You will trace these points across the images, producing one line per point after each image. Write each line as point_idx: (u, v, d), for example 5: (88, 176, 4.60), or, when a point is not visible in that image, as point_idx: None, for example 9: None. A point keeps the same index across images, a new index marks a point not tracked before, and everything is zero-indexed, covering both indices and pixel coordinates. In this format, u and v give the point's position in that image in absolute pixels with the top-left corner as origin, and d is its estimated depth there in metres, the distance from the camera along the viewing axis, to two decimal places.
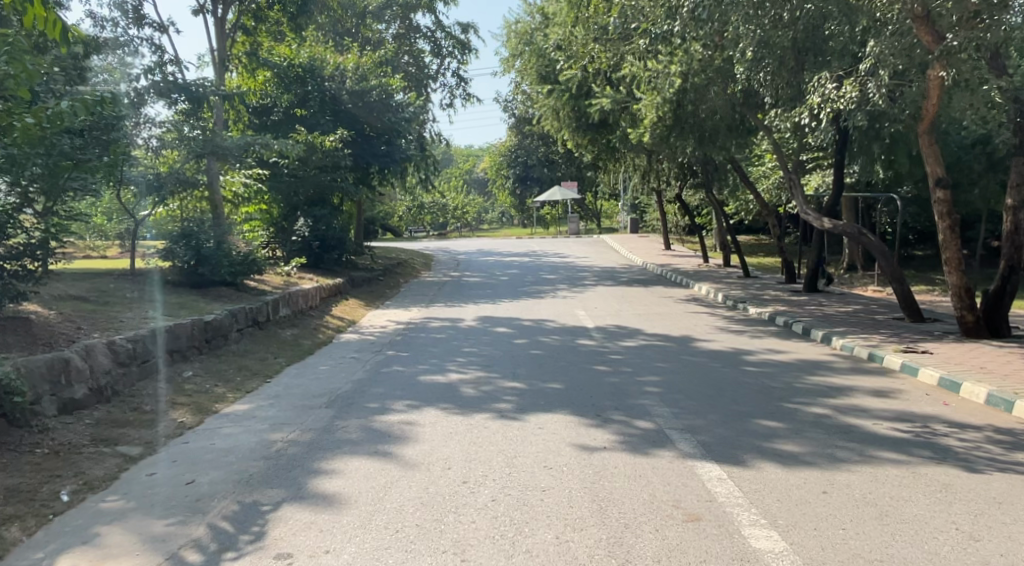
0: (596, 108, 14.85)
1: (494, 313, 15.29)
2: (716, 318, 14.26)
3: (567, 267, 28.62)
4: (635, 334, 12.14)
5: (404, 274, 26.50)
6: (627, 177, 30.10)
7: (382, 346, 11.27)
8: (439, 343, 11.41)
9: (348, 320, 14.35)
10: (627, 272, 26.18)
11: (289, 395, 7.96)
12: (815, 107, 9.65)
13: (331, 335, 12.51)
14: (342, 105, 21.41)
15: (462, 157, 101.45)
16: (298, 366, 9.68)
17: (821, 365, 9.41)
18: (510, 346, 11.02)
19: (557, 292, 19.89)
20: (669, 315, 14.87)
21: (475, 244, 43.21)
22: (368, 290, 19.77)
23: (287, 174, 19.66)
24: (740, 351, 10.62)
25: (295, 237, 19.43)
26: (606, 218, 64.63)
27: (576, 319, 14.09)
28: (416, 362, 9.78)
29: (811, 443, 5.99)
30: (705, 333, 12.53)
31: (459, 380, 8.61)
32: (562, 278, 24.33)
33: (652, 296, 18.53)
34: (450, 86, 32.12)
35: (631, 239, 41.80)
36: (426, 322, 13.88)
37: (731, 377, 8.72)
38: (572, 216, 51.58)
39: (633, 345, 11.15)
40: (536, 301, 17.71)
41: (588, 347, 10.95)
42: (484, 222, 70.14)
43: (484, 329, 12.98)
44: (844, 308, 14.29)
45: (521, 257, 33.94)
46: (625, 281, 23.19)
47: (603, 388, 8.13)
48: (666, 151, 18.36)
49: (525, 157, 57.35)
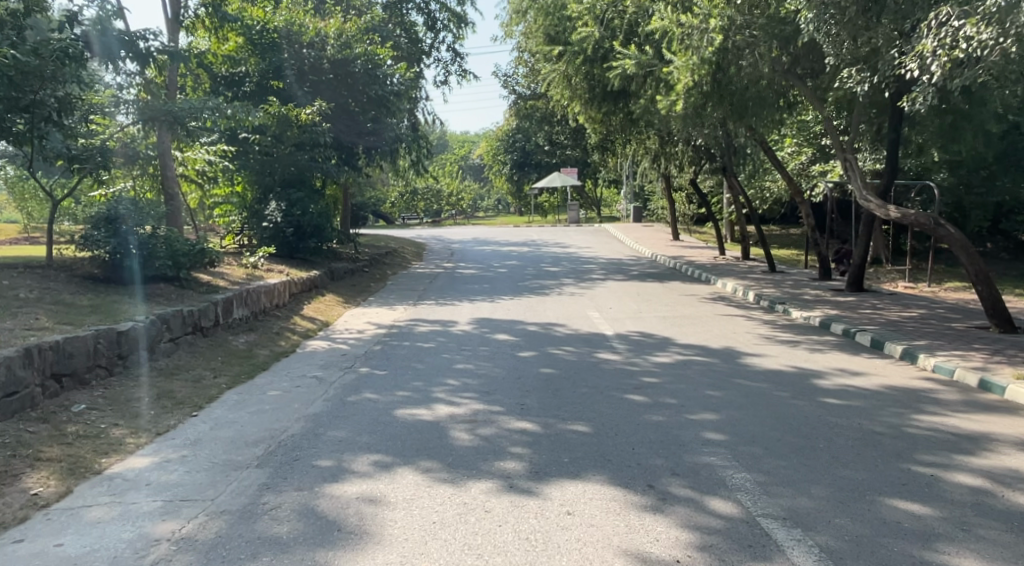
0: (616, 72, 12.61)
1: (492, 314, 13.09)
2: (755, 324, 12.07)
3: (571, 258, 26.46)
4: (667, 346, 9.92)
5: (392, 265, 24.26)
6: (637, 160, 27.91)
7: (355, 359, 9.05)
8: (427, 357, 9.19)
9: (320, 322, 12.10)
10: (636, 264, 24.05)
11: (213, 441, 5.72)
12: (921, 58, 7.46)
13: (296, 343, 10.27)
14: (324, 76, 19.13)
15: (457, 143, 99.10)
16: (242, 390, 7.42)
17: (921, 396, 7.24)
18: (515, 362, 8.82)
19: (562, 288, 17.70)
20: (698, 318, 12.68)
21: (470, 232, 41.06)
22: (349, 285, 17.52)
23: (258, 152, 17.36)
24: (805, 372, 8.44)
25: (266, 224, 17.11)
26: (607, 206, 62.50)
27: (589, 323, 11.89)
28: (396, 386, 7.55)
29: (1001, 553, 3.82)
30: (749, 343, 10.34)
31: (451, 417, 6.41)
32: (565, 271, 22.13)
33: (671, 293, 16.33)
34: (445, 61, 29.86)
35: (636, 228, 39.66)
36: (413, 326, 11.67)
37: (814, 416, 6.53)
38: (572, 203, 49.40)
39: (669, 361, 8.94)
40: (540, 299, 15.50)
41: (612, 364, 8.75)
42: (479, 210, 67.88)
43: (482, 336, 10.76)
44: (906, 314, 12.11)
45: (520, 247, 31.78)
46: (637, 275, 21.02)
47: (647, 434, 5.95)
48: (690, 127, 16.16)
49: (523, 142, 55.10)
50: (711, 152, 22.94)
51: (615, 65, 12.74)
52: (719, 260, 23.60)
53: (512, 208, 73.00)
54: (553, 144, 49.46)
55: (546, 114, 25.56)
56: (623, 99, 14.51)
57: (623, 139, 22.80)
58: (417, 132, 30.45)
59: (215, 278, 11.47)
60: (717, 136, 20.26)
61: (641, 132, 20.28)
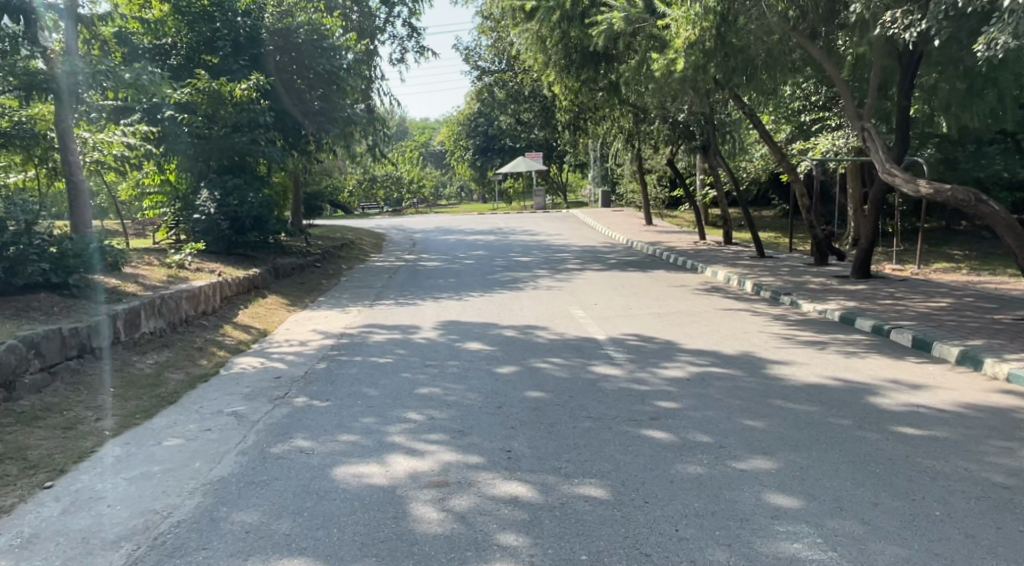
0: (600, 29, 10.89)
1: (460, 315, 11.30)
2: (765, 320, 10.45)
3: (541, 246, 24.79)
4: (673, 354, 8.21)
5: (347, 259, 22.31)
6: (608, 141, 26.28)
7: (291, 384, 7.19)
8: (382, 377, 7.38)
9: (255, 332, 10.21)
10: (611, 252, 22.42)
11: (62, 533, 3.87)
12: None
13: (220, 361, 8.37)
14: (263, 48, 17.18)
15: (417, 130, 96.71)
16: (131, 435, 5.54)
17: (1019, 423, 5.67)
18: (492, 383, 7.05)
19: (536, 280, 15.96)
20: (698, 315, 11.03)
21: (433, 221, 39.20)
22: (295, 283, 15.67)
23: (189, 134, 15.32)
24: (852, 384, 6.82)
25: (197, 216, 14.98)
26: (571, 191, 60.96)
27: (575, 324, 10.15)
28: (339, 425, 5.75)
29: None
30: (768, 346, 8.70)
31: (412, 476, 4.63)
32: (537, 261, 20.40)
33: (658, 284, 14.67)
34: (400, 37, 27.91)
35: (604, 213, 38.16)
36: (367, 334, 9.84)
37: (901, 458, 4.89)
38: (537, 189, 47.68)
39: (682, 374, 7.24)
40: (513, 296, 13.74)
41: (614, 381, 7.02)
42: (441, 199, 65.93)
43: (449, 347, 8.95)
44: (934, 305, 10.61)
45: (486, 235, 30.01)
46: (614, 263, 19.38)
47: (691, 501, 4.23)
48: (673, 96, 14.56)
49: (486, 126, 53.25)
50: (691, 130, 21.40)
51: (599, 20, 11.01)
52: (700, 245, 22.06)
53: (476, 195, 71.13)
54: (516, 128, 47.67)
55: (511, 93, 23.84)
56: (610, 60, 12.75)
57: (596, 113, 21.15)
58: (372, 114, 28.46)
59: (125, 282, 9.51)
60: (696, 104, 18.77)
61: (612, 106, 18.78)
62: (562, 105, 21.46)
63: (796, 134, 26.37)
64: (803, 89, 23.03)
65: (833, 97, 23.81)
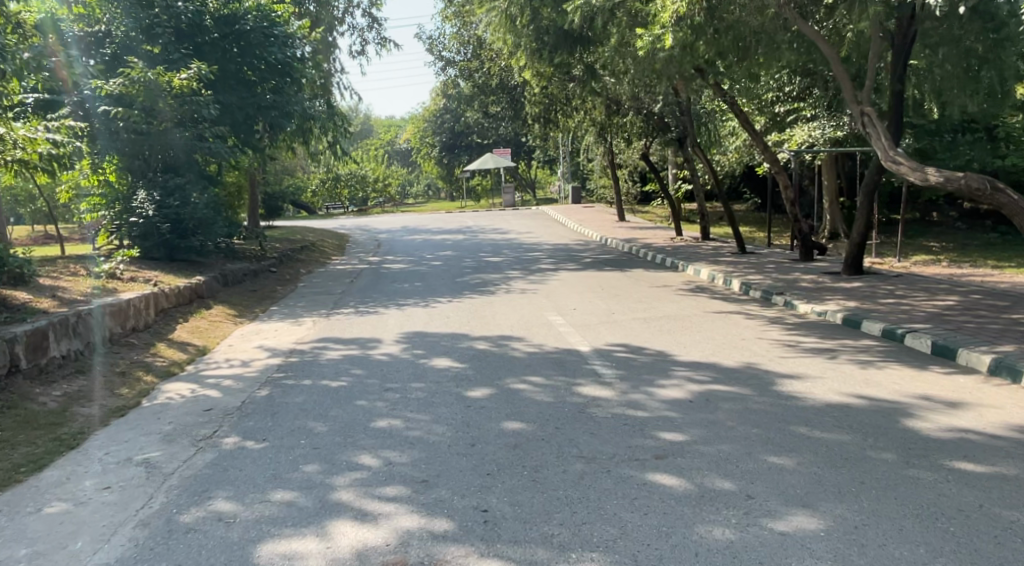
0: (576, 5, 9.91)
1: (425, 326, 10.18)
2: (762, 324, 9.47)
3: (512, 245, 23.80)
4: (668, 368, 7.18)
5: (306, 262, 21.09)
6: (581, 135, 25.49)
7: (224, 418, 6.12)
8: (331, 408, 6.28)
9: (192, 354, 9.07)
10: (585, 249, 21.49)
11: None
12: None
13: (144, 391, 7.23)
14: (205, 37, 16.64)
15: (383, 128, 95.02)
16: (9, 500, 4.46)
17: None
18: (461, 413, 5.97)
19: (509, 282, 14.90)
20: (687, 318, 10.01)
21: (399, 220, 38.02)
22: (248, 291, 14.55)
23: (125, 129, 14.54)
24: (881, 402, 5.84)
25: (135, 218, 13.81)
26: (541, 188, 60.00)
27: (553, 335, 9.06)
28: (274, 477, 4.69)
29: None
30: (773, 354, 7.73)
31: (360, 557, 3.59)
32: (509, 261, 19.33)
33: (639, 285, 13.69)
34: (359, 28, 26.80)
35: (576, 210, 37.28)
36: (319, 351, 8.69)
37: (972, 508, 3.92)
38: (505, 185, 46.65)
39: (681, 395, 6.23)
40: (485, 301, 12.64)
41: (605, 406, 5.98)
42: (408, 198, 64.68)
43: (412, 365, 7.84)
44: (943, 303, 9.73)
45: (454, 234, 28.95)
46: (590, 262, 18.43)
47: None
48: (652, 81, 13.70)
49: (452, 122, 52.04)
50: (665, 121, 20.61)
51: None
52: (677, 241, 21.18)
53: (444, 193, 69.83)
54: (483, 123, 46.56)
55: (476, 87, 22.83)
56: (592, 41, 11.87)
57: (567, 98, 20.17)
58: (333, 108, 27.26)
59: (37, 298, 8.40)
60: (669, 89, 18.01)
61: (577, 83, 18.25)
62: (532, 93, 20.48)
63: (770, 126, 25.68)
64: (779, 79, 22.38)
65: (807, 88, 23.23)
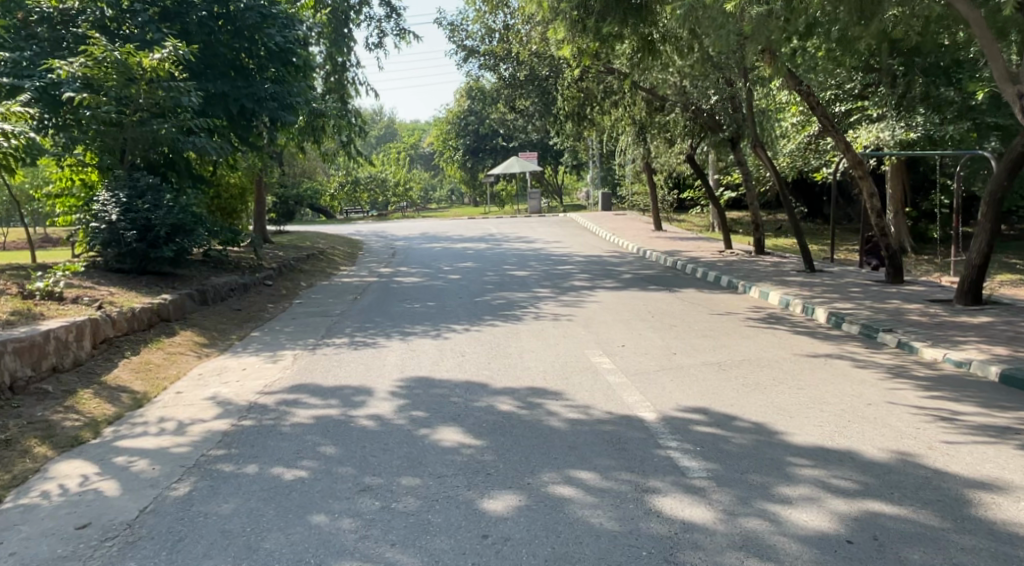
0: None
1: (433, 368, 7.90)
2: (880, 375, 7.07)
3: (539, 256, 21.55)
4: (782, 461, 4.83)
5: (310, 273, 18.96)
6: (617, 134, 23.19)
7: (101, 550, 3.92)
8: (269, 534, 4.03)
9: (123, 408, 6.89)
10: (623, 263, 19.15)
11: None
12: None
13: (17, 480, 5.04)
14: (193, 15, 15.43)
15: (406, 132, 93.06)
16: None
17: None
18: (471, 556, 3.69)
19: (537, 305, 12.62)
20: (773, 364, 7.64)
21: (419, 227, 35.90)
22: (230, 311, 12.38)
23: (95, 120, 12.78)
24: None
25: (96, 224, 11.88)
26: (568, 195, 57.61)
27: (601, 392, 6.71)
28: None
29: None
30: (927, 432, 5.34)
31: None
32: (536, 277, 17.04)
33: (695, 312, 11.32)
34: (376, 19, 24.84)
35: (607, 218, 34.92)
36: (286, 412, 6.44)
37: None
38: (531, 191, 44.36)
39: (823, 523, 3.88)
40: (508, 331, 10.35)
41: (704, 548, 3.67)
42: (431, 203, 62.67)
43: (406, 441, 5.55)
44: None
45: (475, 243, 26.72)
46: (630, 279, 16.10)
47: None
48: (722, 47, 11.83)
49: (477, 124, 49.91)
50: (715, 120, 18.34)
51: None
52: (726, 255, 18.79)
53: (467, 198, 67.75)
54: (509, 124, 44.32)
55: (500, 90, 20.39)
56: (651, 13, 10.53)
57: (606, 89, 18.24)
58: (347, 104, 25.20)
59: None
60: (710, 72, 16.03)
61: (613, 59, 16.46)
62: (566, 84, 18.27)
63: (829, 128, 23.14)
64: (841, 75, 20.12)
65: (870, 85, 21.13)
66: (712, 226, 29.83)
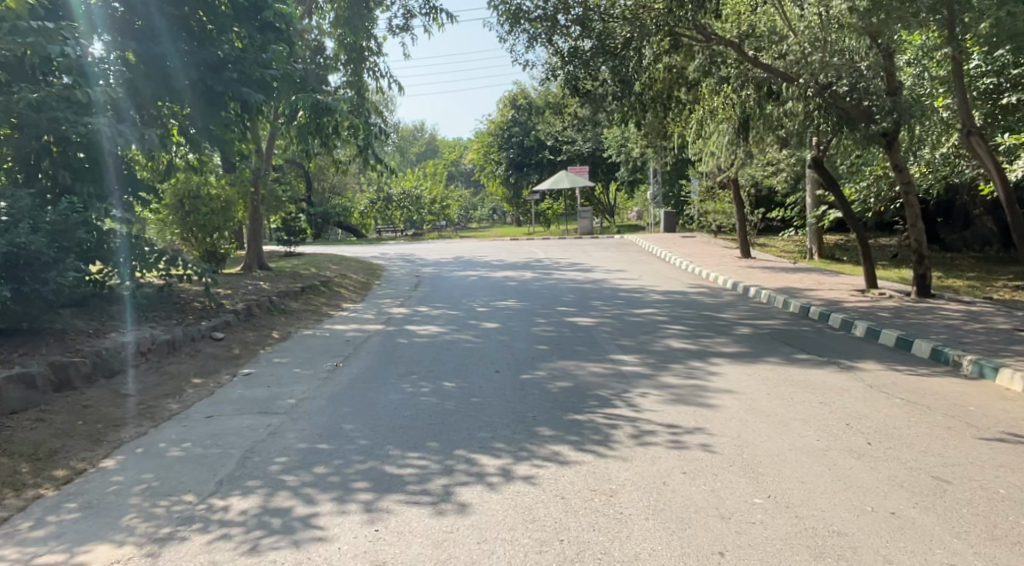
0: None
1: None
2: None
3: (604, 294, 16.36)
4: None
5: (297, 314, 14.02)
6: (702, 131, 18.06)
7: None
8: None
9: None
10: (724, 309, 13.82)
11: None
12: None
13: None
14: None
15: (448, 148, 88.80)
16: None
17: None
18: None
19: (629, 400, 7.33)
20: None
21: (454, 250, 30.80)
22: (109, 400, 7.36)
23: None
24: None
25: None
26: (620, 215, 52.25)
27: None
28: None
29: None
30: None
31: None
32: (610, 329, 11.76)
33: (942, 432, 5.97)
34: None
35: (676, 242, 29.61)
36: None
37: None
38: (583, 209, 39.07)
39: None
40: (595, 478, 5.10)
41: None
42: (470, 222, 58.02)
43: None
44: None
45: (521, 272, 21.55)
46: (752, 340, 10.75)
47: None
48: None
49: (521, 136, 44.94)
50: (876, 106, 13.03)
51: None
52: (877, 299, 13.35)
53: (509, 218, 62.68)
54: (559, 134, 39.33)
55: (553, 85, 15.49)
56: None
57: (706, 65, 13.96)
58: (366, 100, 20.32)
59: None
60: (884, 17, 10.65)
61: None
62: (647, 66, 13.74)
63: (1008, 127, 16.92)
64: (1013, 57, 14.48)
65: None
66: (811, 253, 24.24)
